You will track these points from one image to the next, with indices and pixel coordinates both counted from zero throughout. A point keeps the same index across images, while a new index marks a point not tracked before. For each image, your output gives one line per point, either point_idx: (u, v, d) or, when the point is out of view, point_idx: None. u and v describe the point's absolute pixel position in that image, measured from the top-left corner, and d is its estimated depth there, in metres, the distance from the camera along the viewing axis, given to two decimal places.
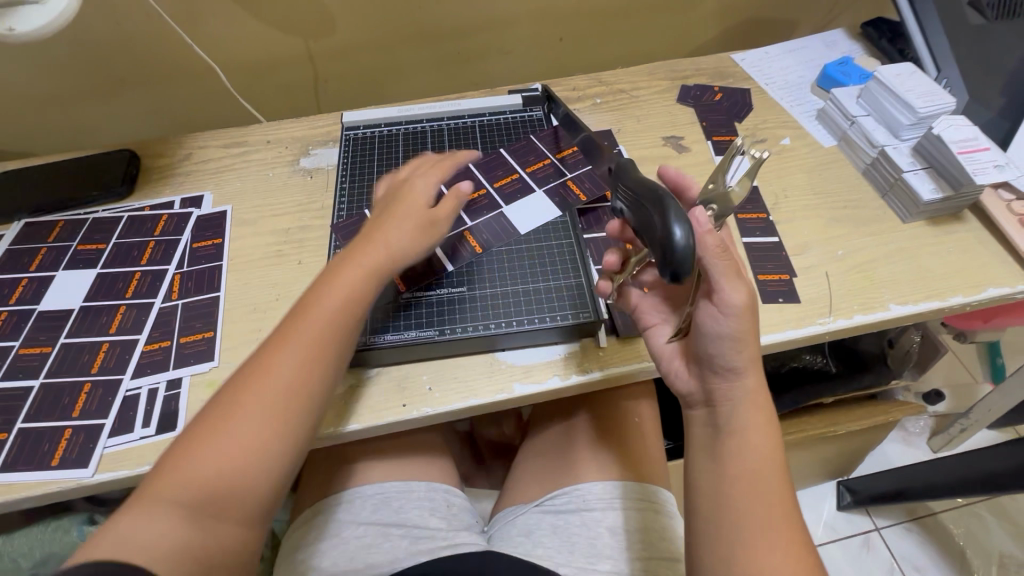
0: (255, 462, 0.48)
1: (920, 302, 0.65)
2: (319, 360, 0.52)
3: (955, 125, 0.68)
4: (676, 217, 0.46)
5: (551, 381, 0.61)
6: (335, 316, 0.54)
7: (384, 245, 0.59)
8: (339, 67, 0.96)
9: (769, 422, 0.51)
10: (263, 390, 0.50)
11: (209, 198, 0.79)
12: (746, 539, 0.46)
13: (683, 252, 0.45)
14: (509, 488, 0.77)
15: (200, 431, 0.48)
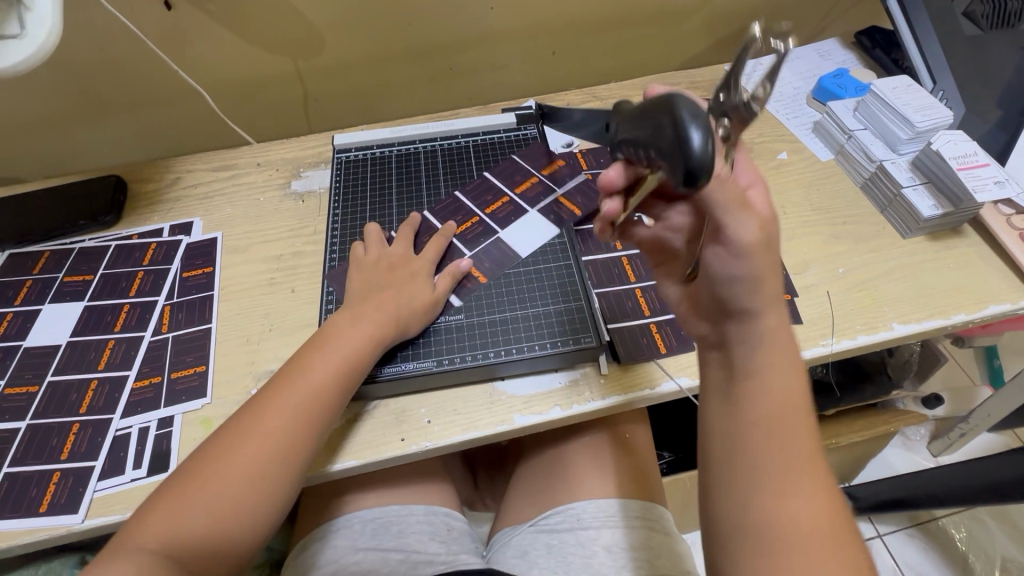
0: (237, 513, 0.50)
1: (922, 321, 0.64)
2: (308, 415, 0.53)
3: (955, 140, 0.68)
4: (690, 118, 0.36)
5: (553, 412, 0.59)
6: (325, 375, 0.55)
7: (392, 318, 0.60)
8: (329, 85, 0.94)
9: (792, 363, 0.45)
10: (251, 441, 0.51)
11: (199, 225, 0.77)
12: (766, 487, 0.42)
13: (702, 152, 0.35)
14: (505, 511, 0.76)
15: (185, 483, 0.49)
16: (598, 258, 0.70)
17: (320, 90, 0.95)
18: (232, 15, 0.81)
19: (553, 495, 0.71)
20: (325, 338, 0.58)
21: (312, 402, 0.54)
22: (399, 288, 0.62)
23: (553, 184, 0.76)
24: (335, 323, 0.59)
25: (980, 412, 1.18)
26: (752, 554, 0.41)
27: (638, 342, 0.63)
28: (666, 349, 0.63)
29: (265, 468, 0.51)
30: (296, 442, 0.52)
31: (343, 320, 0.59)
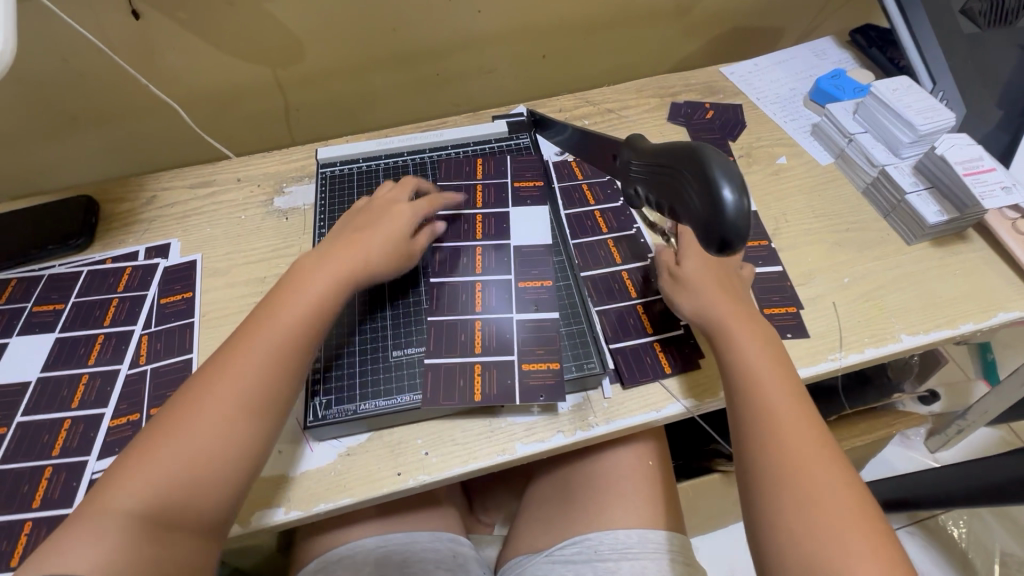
0: (206, 467, 0.46)
1: (931, 332, 0.63)
2: (274, 362, 0.51)
3: (959, 144, 0.66)
4: (722, 179, 0.38)
5: (555, 439, 0.57)
6: (301, 313, 0.54)
7: (362, 259, 0.59)
8: (311, 93, 0.90)
9: (784, 378, 0.54)
10: (213, 391, 0.49)
11: (177, 246, 0.74)
12: (806, 503, 0.46)
13: (735, 217, 0.37)
14: (518, 537, 0.74)
15: (161, 430, 0.47)
16: (598, 274, 0.67)
17: (301, 99, 0.91)
18: (205, 24, 0.77)
19: (568, 525, 0.68)
20: (285, 295, 0.56)
21: (278, 350, 0.52)
22: (380, 230, 0.61)
23: (514, 194, 0.72)
24: (300, 274, 0.58)
25: (977, 408, 1.16)
26: (797, 536, 0.45)
27: (651, 366, 0.61)
28: (671, 370, 0.61)
29: (233, 417, 0.48)
30: (262, 390, 0.50)
31: (302, 274, 0.58)
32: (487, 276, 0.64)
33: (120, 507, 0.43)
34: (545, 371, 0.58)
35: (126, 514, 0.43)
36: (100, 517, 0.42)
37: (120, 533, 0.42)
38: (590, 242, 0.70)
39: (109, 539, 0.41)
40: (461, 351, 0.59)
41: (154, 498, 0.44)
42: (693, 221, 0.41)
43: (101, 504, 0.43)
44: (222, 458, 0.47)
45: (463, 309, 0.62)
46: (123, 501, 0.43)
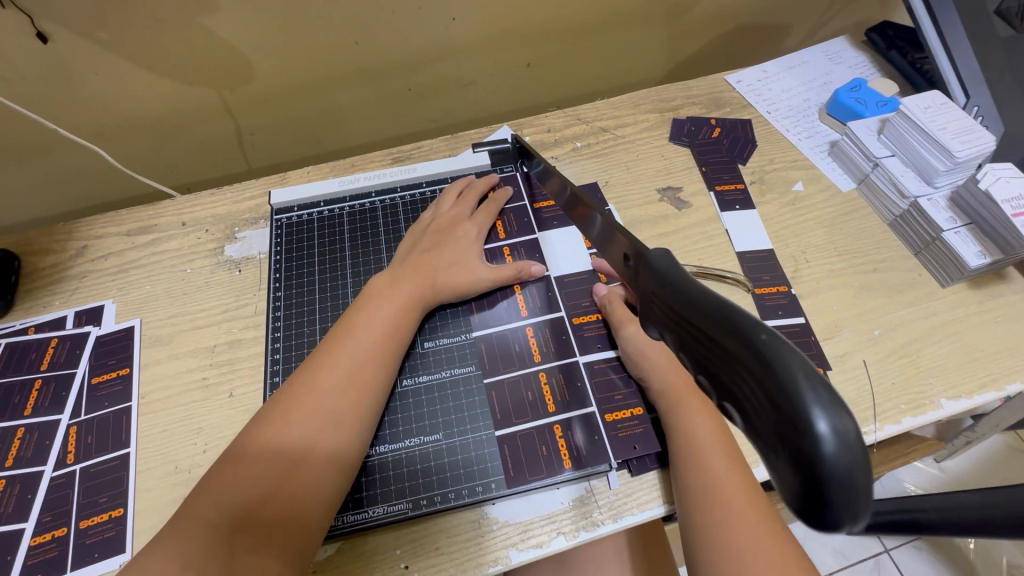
0: (290, 500, 0.41)
1: (974, 395, 0.56)
2: (364, 387, 0.47)
3: (1003, 177, 0.59)
4: (813, 397, 0.20)
5: (556, 543, 0.48)
6: (387, 323, 0.51)
7: (432, 273, 0.56)
8: (266, 116, 0.80)
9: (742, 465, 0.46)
10: (295, 418, 0.44)
11: (111, 309, 0.64)
12: None
13: (844, 477, 0.19)
14: None
15: (251, 441, 0.43)
16: None
17: (255, 121, 0.80)
18: (135, 47, 0.65)
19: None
20: (356, 316, 0.51)
21: (361, 373, 0.47)
22: (448, 251, 0.58)
23: (538, 215, 0.65)
24: (367, 297, 0.53)
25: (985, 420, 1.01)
26: None
27: (656, 443, 0.51)
28: None
29: (316, 449, 0.43)
30: (348, 418, 0.45)
31: (372, 298, 0.53)
32: (536, 318, 0.58)
33: (199, 537, 0.38)
34: (632, 420, 0.52)
35: (208, 547, 0.38)
36: (181, 546, 0.38)
37: (200, 568, 0.37)
38: (581, 288, 0.60)
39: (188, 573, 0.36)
40: (533, 412, 0.53)
41: (235, 532, 0.39)
42: (758, 447, 0.22)
43: (184, 531, 0.38)
44: (308, 492, 0.42)
45: (521, 362, 0.55)
46: (204, 530, 0.39)
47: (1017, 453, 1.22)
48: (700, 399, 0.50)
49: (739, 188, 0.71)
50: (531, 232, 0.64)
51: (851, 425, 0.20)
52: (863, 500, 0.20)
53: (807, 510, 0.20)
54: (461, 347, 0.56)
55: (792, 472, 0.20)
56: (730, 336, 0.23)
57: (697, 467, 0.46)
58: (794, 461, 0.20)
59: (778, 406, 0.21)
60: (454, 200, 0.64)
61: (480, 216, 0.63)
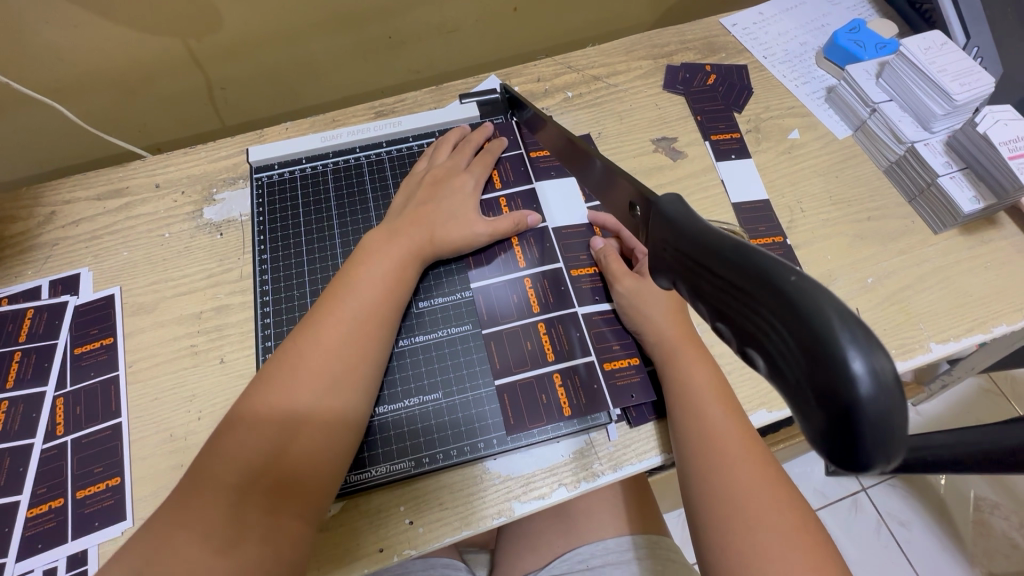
0: (305, 461, 0.40)
1: (961, 337, 0.57)
2: (362, 344, 0.45)
3: (1002, 120, 0.58)
4: (847, 336, 0.19)
5: (557, 494, 0.49)
6: (381, 277, 0.49)
7: (429, 227, 0.54)
8: (238, 69, 0.75)
9: (735, 408, 0.47)
10: (304, 378, 0.42)
11: (89, 278, 0.61)
12: (763, 542, 0.39)
13: (877, 420, 0.19)
14: (507, 551, 0.68)
15: (243, 406, 0.41)
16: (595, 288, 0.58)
17: (226, 73, 0.75)
18: None
19: (555, 544, 0.63)
20: (356, 270, 0.49)
21: (368, 331, 0.46)
22: (447, 203, 0.56)
23: (533, 165, 0.63)
24: (362, 254, 0.51)
25: (963, 365, 1.04)
26: None
27: (654, 391, 0.52)
28: None
29: (317, 407, 0.41)
30: (356, 377, 0.44)
31: (369, 252, 0.51)
32: (533, 269, 0.57)
33: (217, 504, 0.37)
34: (629, 369, 0.53)
35: (229, 515, 0.37)
36: (201, 514, 0.37)
37: (223, 537, 0.36)
38: (577, 241, 0.58)
39: (214, 544, 0.36)
40: (533, 364, 0.52)
41: (255, 497, 0.38)
42: (785, 392, 0.22)
43: (202, 496, 0.37)
44: (322, 453, 0.41)
45: (519, 313, 0.55)
46: (222, 496, 0.38)
47: (987, 395, 1.27)
48: (697, 347, 0.50)
49: (735, 137, 0.69)
50: (526, 182, 0.62)
51: (886, 362, 0.19)
52: (896, 442, 0.20)
53: (838, 452, 0.20)
54: (458, 304, 0.55)
55: (823, 412, 0.20)
56: (756, 282, 0.22)
57: (697, 417, 0.46)
58: (826, 404, 0.20)
59: (811, 348, 0.20)
60: (450, 153, 0.62)
61: (477, 166, 0.61)
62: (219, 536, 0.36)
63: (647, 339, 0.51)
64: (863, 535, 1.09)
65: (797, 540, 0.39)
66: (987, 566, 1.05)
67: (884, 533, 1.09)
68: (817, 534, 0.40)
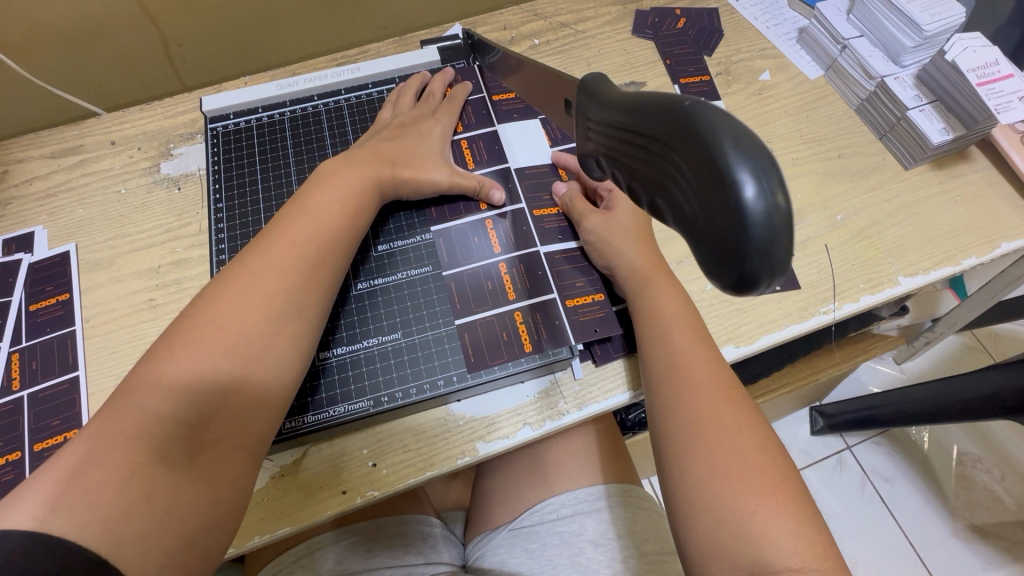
0: (247, 396, 0.40)
1: (930, 271, 0.57)
2: (311, 282, 0.45)
3: (970, 47, 0.57)
4: (741, 159, 0.21)
5: (522, 434, 0.49)
6: (330, 214, 0.47)
7: (391, 166, 0.52)
8: (193, 23, 0.73)
9: (704, 337, 0.46)
10: (248, 308, 0.41)
11: (43, 235, 0.59)
12: (720, 465, 0.39)
13: (764, 232, 0.21)
14: (482, 506, 0.68)
15: (179, 331, 0.40)
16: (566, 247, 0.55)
17: (181, 28, 0.73)
18: None
19: (528, 496, 0.63)
20: (305, 206, 0.47)
21: (314, 271, 0.45)
22: (408, 143, 0.55)
23: (496, 108, 0.62)
24: (309, 187, 0.49)
25: (943, 321, 1.03)
26: (710, 503, 0.38)
27: (617, 328, 0.51)
28: None
29: (260, 340, 0.41)
30: (301, 318, 0.44)
31: (317, 187, 0.49)
32: (496, 212, 0.56)
33: (147, 434, 0.36)
34: (593, 305, 0.52)
35: (159, 447, 0.36)
36: (126, 445, 0.35)
37: (152, 471, 0.35)
38: (541, 182, 0.57)
39: (142, 477, 0.35)
40: (494, 302, 0.52)
41: (187, 427, 0.37)
42: (690, 230, 0.24)
43: (124, 421, 0.36)
44: (263, 389, 0.41)
45: (481, 255, 0.54)
46: (151, 428, 0.36)
47: (970, 350, 1.27)
48: (665, 278, 0.49)
49: (704, 80, 0.68)
50: (489, 125, 0.60)
51: (776, 185, 0.22)
52: (783, 256, 0.22)
53: (736, 271, 0.22)
54: (419, 247, 0.54)
55: (722, 234, 0.22)
56: (667, 130, 0.24)
57: (664, 346, 0.46)
58: (724, 225, 0.22)
59: (712, 176, 0.22)
60: (413, 102, 0.60)
61: (443, 112, 0.59)
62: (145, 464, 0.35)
63: (620, 270, 0.50)
64: (847, 492, 1.10)
65: (755, 464, 0.39)
66: (969, 517, 1.06)
67: (868, 488, 1.10)
68: (776, 460, 0.40)
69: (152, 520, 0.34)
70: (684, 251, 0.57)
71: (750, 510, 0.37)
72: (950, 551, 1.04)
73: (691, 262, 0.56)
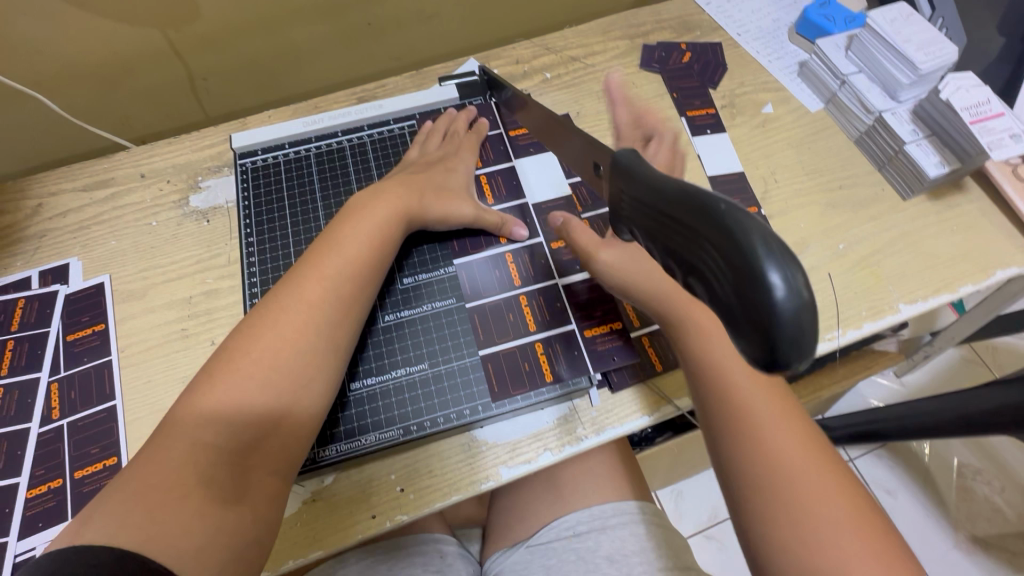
0: (285, 424, 0.42)
1: (929, 298, 0.59)
2: (342, 313, 0.47)
3: (963, 87, 0.60)
4: (770, 258, 0.24)
5: (542, 459, 0.51)
6: (358, 247, 0.50)
7: (418, 201, 0.55)
8: (218, 58, 0.76)
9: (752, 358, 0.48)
10: (285, 341, 0.44)
11: (78, 267, 0.62)
12: (790, 486, 0.41)
13: (790, 322, 0.23)
14: (497, 525, 0.70)
15: (222, 365, 0.43)
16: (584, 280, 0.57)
17: (206, 63, 0.76)
18: None
19: (543, 515, 0.65)
20: (335, 240, 0.50)
21: (344, 302, 0.47)
22: (435, 178, 0.57)
23: (513, 144, 0.65)
24: (338, 222, 0.51)
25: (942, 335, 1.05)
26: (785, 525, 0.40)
27: (633, 357, 0.54)
28: (663, 366, 0.54)
29: (296, 372, 0.43)
30: (333, 347, 0.46)
31: (345, 221, 0.51)
32: (515, 245, 0.58)
33: (196, 462, 0.38)
34: (609, 335, 0.55)
35: (207, 472, 0.38)
36: (178, 470, 0.37)
37: (202, 494, 0.37)
38: (557, 215, 0.60)
39: (192, 499, 0.37)
40: (514, 333, 0.54)
41: (232, 455, 0.40)
42: (722, 313, 0.26)
43: (175, 451, 0.38)
44: (299, 418, 0.43)
45: (501, 287, 0.56)
46: (200, 456, 0.38)
47: (969, 364, 1.30)
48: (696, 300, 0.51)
49: (709, 112, 0.71)
50: (506, 161, 0.63)
51: (801, 281, 0.24)
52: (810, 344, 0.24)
53: (767, 356, 0.25)
54: (442, 280, 0.57)
55: (753, 323, 0.24)
56: (699, 219, 0.27)
57: (716, 370, 0.47)
58: (754, 316, 0.24)
59: (742, 271, 0.24)
60: (437, 141, 0.63)
61: (466, 150, 0.62)
62: (194, 489, 0.37)
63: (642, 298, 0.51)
64: None
65: (820, 483, 0.41)
66: (970, 530, 1.08)
67: None
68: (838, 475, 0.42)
69: (203, 540, 0.36)
70: None
71: (838, 539, 0.39)
72: (953, 563, 1.06)
73: None
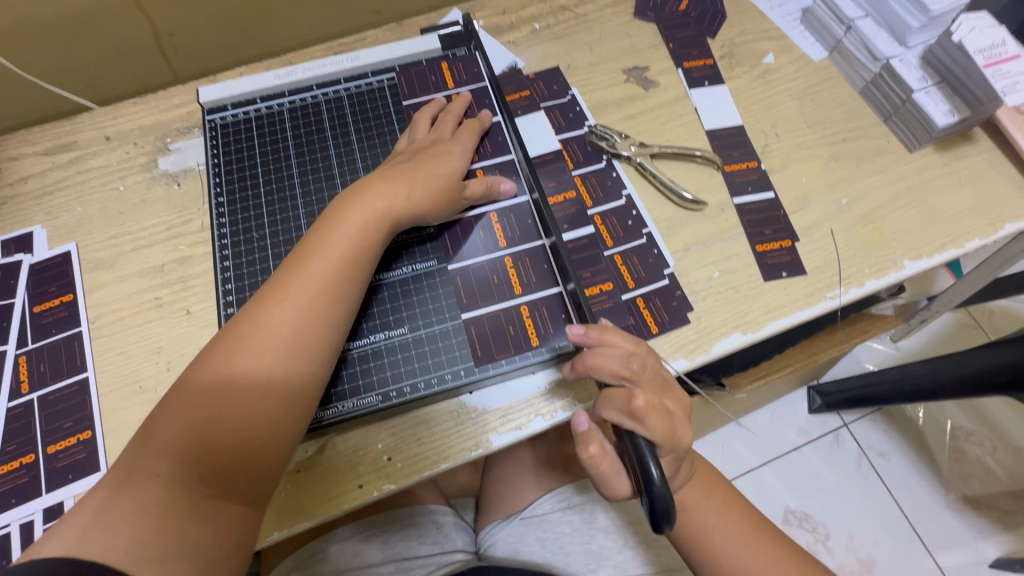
0: (252, 450, 0.40)
1: (933, 254, 0.57)
2: (313, 329, 0.43)
3: (977, 27, 0.56)
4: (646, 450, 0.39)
5: (534, 424, 0.49)
6: (333, 256, 0.45)
7: (399, 201, 0.48)
8: (185, 10, 0.71)
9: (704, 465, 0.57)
10: (250, 363, 0.40)
11: (42, 235, 0.59)
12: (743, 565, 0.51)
13: (663, 494, 0.37)
14: (492, 495, 0.69)
15: (189, 385, 0.40)
16: (575, 241, 0.55)
17: (172, 16, 0.71)
18: None
19: (535, 486, 0.65)
20: (308, 247, 0.45)
21: (315, 317, 0.43)
22: (423, 166, 0.51)
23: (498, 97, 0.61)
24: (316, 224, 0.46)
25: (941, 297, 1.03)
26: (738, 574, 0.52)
27: (623, 317, 0.53)
28: (658, 329, 0.53)
29: (264, 397, 0.40)
30: (304, 366, 0.42)
31: (331, 214, 0.47)
32: (500, 203, 0.55)
33: (157, 485, 0.37)
34: (601, 295, 0.53)
35: (172, 493, 0.37)
36: (144, 488, 0.37)
37: (162, 518, 0.36)
38: (546, 169, 0.59)
39: (154, 520, 0.36)
40: (500, 295, 0.52)
41: (195, 480, 0.38)
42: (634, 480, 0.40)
43: (139, 472, 0.37)
44: (267, 443, 0.40)
45: (485, 248, 0.53)
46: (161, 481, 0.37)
47: (965, 327, 1.29)
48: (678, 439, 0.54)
49: (708, 64, 0.67)
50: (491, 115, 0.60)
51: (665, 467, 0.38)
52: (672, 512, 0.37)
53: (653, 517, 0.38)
54: (423, 239, 0.54)
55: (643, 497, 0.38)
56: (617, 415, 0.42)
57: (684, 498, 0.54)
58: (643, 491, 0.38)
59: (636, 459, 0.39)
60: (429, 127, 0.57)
61: (462, 134, 0.56)
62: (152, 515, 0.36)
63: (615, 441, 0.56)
64: (845, 469, 1.12)
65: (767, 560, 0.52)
66: (962, 489, 1.08)
67: (865, 466, 1.12)
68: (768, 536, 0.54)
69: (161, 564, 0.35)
70: (691, 239, 0.57)
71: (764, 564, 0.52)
72: (943, 522, 1.07)
73: (698, 250, 0.56)
